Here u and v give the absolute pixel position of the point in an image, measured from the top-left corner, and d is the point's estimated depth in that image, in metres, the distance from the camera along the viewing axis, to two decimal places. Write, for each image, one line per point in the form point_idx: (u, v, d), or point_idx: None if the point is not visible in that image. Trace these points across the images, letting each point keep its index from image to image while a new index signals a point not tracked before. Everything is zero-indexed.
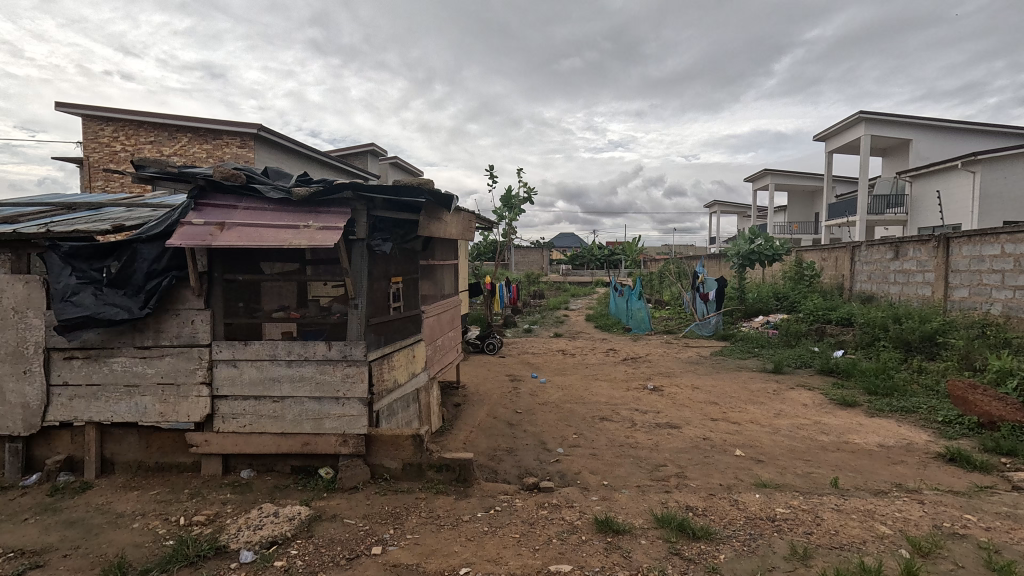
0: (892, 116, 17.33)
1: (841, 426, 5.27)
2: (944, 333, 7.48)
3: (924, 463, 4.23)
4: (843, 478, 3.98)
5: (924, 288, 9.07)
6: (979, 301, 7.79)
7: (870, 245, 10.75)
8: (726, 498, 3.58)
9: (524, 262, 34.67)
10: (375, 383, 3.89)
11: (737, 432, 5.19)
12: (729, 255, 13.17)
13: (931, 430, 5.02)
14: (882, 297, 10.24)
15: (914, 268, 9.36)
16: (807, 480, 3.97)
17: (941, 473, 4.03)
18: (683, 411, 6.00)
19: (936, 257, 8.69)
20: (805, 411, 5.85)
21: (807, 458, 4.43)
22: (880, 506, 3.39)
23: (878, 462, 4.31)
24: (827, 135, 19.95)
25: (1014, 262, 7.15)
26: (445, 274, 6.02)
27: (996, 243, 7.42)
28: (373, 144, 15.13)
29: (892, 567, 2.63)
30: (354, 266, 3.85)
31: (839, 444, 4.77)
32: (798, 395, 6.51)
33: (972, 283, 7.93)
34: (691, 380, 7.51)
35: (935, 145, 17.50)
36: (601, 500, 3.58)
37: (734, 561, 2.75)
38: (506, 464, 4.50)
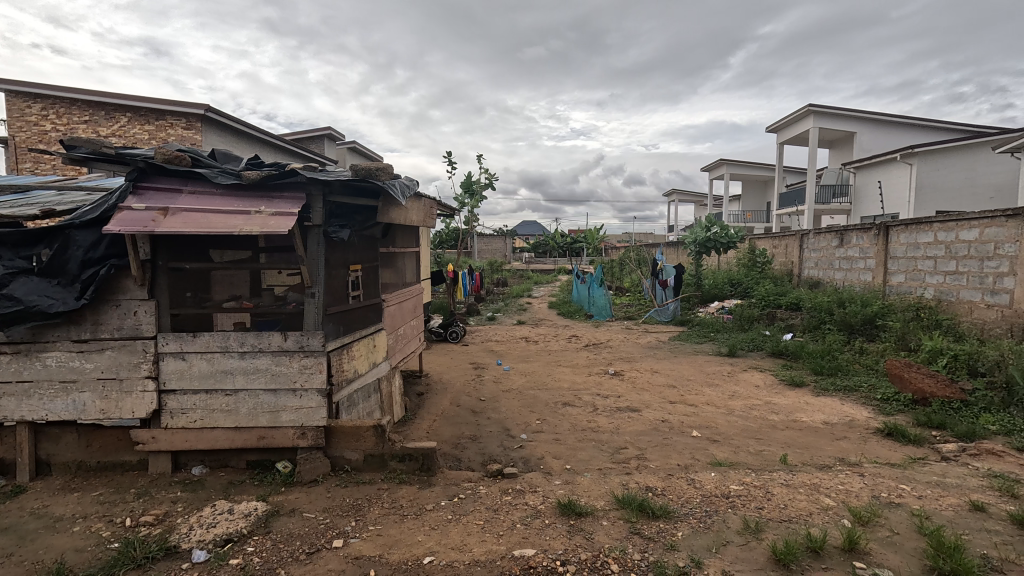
0: (838, 109, 18.17)
1: (789, 405, 5.54)
2: (883, 316, 7.94)
3: (865, 438, 4.49)
4: (792, 455, 4.18)
5: (865, 274, 9.60)
6: (914, 286, 8.32)
7: (817, 234, 11.26)
8: (683, 478, 3.71)
9: (487, 249, 34.48)
10: (333, 374, 3.81)
11: (694, 413, 5.36)
12: (687, 242, 13.49)
13: (870, 407, 5.33)
14: (828, 283, 10.78)
15: (857, 255, 9.89)
16: (759, 457, 4.16)
17: (880, 447, 4.29)
18: (643, 394, 6.16)
19: (877, 244, 9.20)
20: (757, 391, 6.12)
21: (759, 437, 4.63)
22: (825, 480, 3.58)
23: (824, 439, 4.54)
24: (779, 127, 20.73)
25: (945, 249, 7.65)
26: (407, 262, 5.92)
27: (931, 231, 7.92)
28: (330, 127, 14.65)
29: (835, 537, 2.80)
30: (311, 252, 3.72)
31: (788, 422, 5.00)
32: (751, 377, 6.77)
33: (908, 269, 8.45)
34: (650, 365, 7.70)
35: (877, 138, 18.44)
36: (564, 484, 3.63)
37: (691, 537, 2.86)
38: (469, 452, 4.49)
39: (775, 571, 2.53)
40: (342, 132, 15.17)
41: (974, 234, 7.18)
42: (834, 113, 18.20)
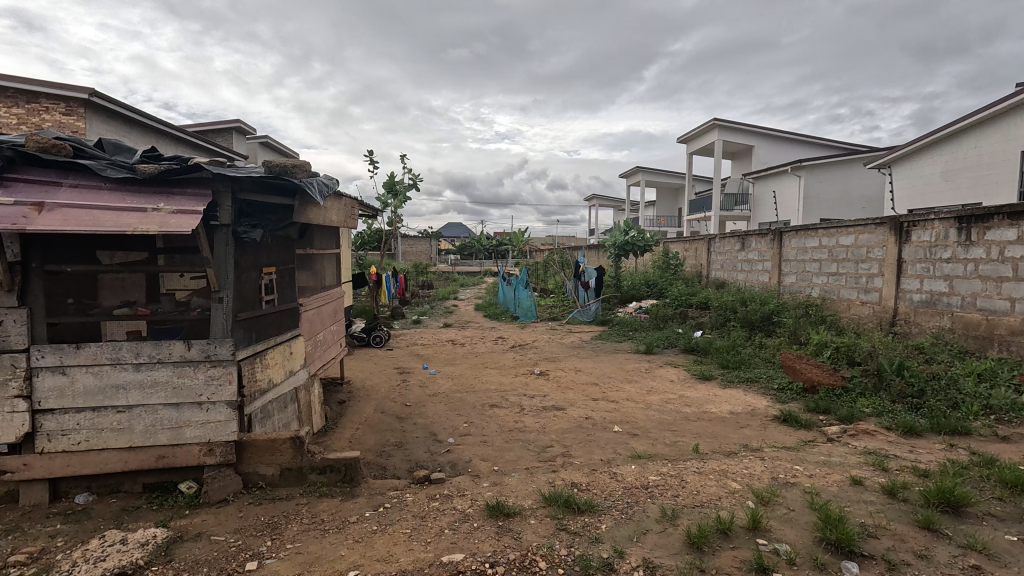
0: (739, 124, 19.83)
1: (700, 397, 5.94)
2: (778, 314, 8.75)
3: (765, 425, 4.92)
4: (703, 444, 4.49)
5: (763, 275, 10.54)
6: (803, 286, 9.25)
7: (723, 238, 12.21)
8: (606, 472, 3.85)
9: (412, 251, 33.83)
10: (245, 385, 3.56)
11: (615, 409, 5.60)
12: (607, 245, 14.06)
13: (769, 396, 5.85)
14: (732, 283, 11.71)
15: (756, 258, 10.83)
16: (674, 448, 4.42)
17: (778, 433, 4.72)
18: (567, 393, 6.33)
19: (772, 248, 10.14)
20: (672, 386, 6.51)
21: (674, 429, 4.93)
22: (732, 465, 3.88)
23: (730, 427, 4.92)
24: (688, 138, 22.24)
25: (828, 252, 8.59)
26: (326, 265, 5.66)
27: (816, 236, 8.86)
28: (240, 120, 13.69)
29: (741, 518, 3.05)
30: (218, 254, 3.45)
31: (699, 414, 5.37)
32: (667, 373, 7.19)
33: (798, 270, 9.39)
34: (574, 364, 7.93)
35: (771, 152, 20.33)
36: (492, 486, 3.64)
37: (613, 528, 2.98)
38: (395, 459, 4.37)
39: (690, 554, 2.71)
40: (254, 126, 14.24)
41: (850, 239, 8.12)
42: (735, 127, 19.84)
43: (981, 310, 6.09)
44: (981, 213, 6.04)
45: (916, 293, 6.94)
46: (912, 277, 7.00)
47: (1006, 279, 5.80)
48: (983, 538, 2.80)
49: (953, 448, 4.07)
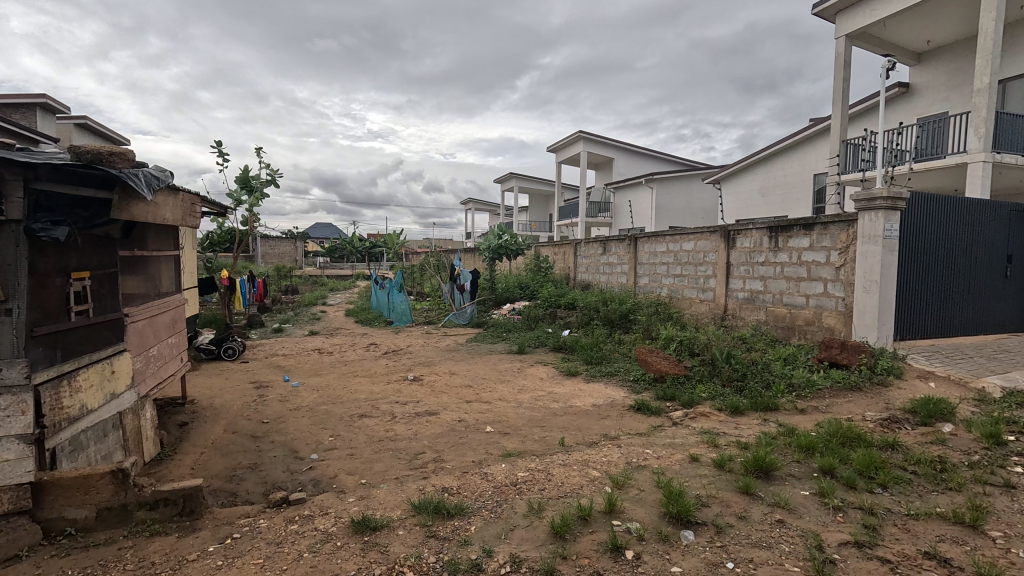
0: (601, 137, 21.52)
1: (566, 393, 6.30)
2: (634, 312, 9.62)
3: (622, 415, 5.37)
4: (568, 437, 4.75)
5: (622, 277, 11.55)
6: (654, 286, 10.32)
7: (587, 243, 13.16)
8: (477, 473, 3.90)
9: (274, 253, 31.08)
10: (46, 414, 2.96)
11: (488, 410, 5.69)
12: (481, 248, 14.26)
13: (626, 388, 6.40)
14: (596, 285, 12.66)
15: (615, 261, 11.84)
16: (542, 443, 4.62)
17: (632, 420, 5.18)
18: (441, 397, 6.29)
19: (629, 252, 11.16)
20: (541, 384, 6.81)
21: (542, 424, 5.15)
22: (593, 455, 4.17)
23: (592, 419, 5.28)
24: (557, 148, 23.55)
25: (673, 257, 9.69)
26: (162, 268, 4.95)
27: (664, 242, 9.94)
28: (47, 96, 11.43)
29: (599, 503, 3.28)
30: (4, 257, 2.82)
31: (565, 408, 5.68)
32: (537, 371, 7.50)
33: (650, 273, 10.45)
34: (448, 367, 7.91)
35: (628, 164, 22.35)
36: (358, 500, 3.47)
37: (483, 528, 3.02)
38: (248, 483, 3.96)
39: (554, 543, 2.85)
40: (66, 105, 11.97)
41: (691, 245, 9.25)
42: (597, 140, 21.47)
43: (786, 305, 7.32)
44: (785, 224, 7.27)
45: (740, 291, 8.13)
46: (737, 277, 8.18)
47: (803, 279, 7.05)
48: (786, 496, 3.36)
49: (766, 421, 4.83)
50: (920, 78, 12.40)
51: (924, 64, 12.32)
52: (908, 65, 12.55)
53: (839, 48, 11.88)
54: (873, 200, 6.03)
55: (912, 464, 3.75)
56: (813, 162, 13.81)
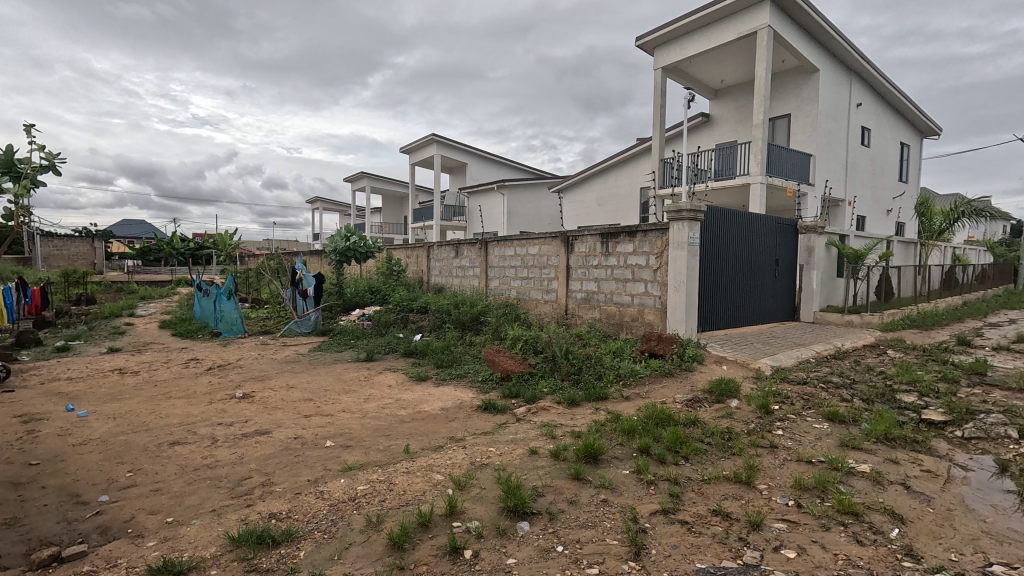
0: (454, 142, 21.74)
1: (414, 399, 6.19)
2: (484, 314, 9.86)
3: (469, 415, 5.46)
4: (413, 443, 4.67)
5: (473, 280, 11.81)
6: (503, 289, 10.73)
7: (439, 246, 13.23)
8: (311, 493, 3.62)
9: (61, 255, 25.48)
10: None
11: (329, 423, 5.33)
12: (327, 250, 13.32)
13: (474, 389, 6.51)
14: (449, 288, 12.78)
15: (467, 264, 12.07)
16: (385, 453, 4.47)
17: (478, 420, 5.29)
18: (275, 413, 5.74)
19: (480, 255, 11.45)
20: (389, 391, 6.60)
21: (387, 433, 4.99)
22: (437, 459, 4.15)
23: (439, 423, 5.27)
24: (410, 149, 23.22)
25: (520, 260, 10.18)
26: None
27: (512, 246, 10.39)
28: None
29: (440, 507, 3.28)
30: None
31: (413, 414, 5.59)
32: (385, 378, 7.26)
33: (500, 275, 10.85)
34: (286, 380, 7.26)
35: (481, 170, 22.93)
36: (161, 543, 2.98)
37: (314, 552, 2.81)
38: (3, 544, 3.15)
39: (391, 556, 2.76)
40: None
41: (536, 249, 9.80)
42: (450, 144, 21.66)
43: (616, 303, 8.15)
44: (614, 231, 8.08)
45: (578, 292, 8.84)
46: (576, 279, 8.88)
47: (629, 280, 7.92)
48: (609, 476, 3.71)
49: (597, 410, 5.31)
50: (717, 110, 14.80)
51: (719, 99, 14.73)
52: (708, 99, 14.89)
53: (657, 78, 13.61)
54: (680, 211, 7.02)
55: (707, 436, 4.43)
56: (638, 177, 15.64)
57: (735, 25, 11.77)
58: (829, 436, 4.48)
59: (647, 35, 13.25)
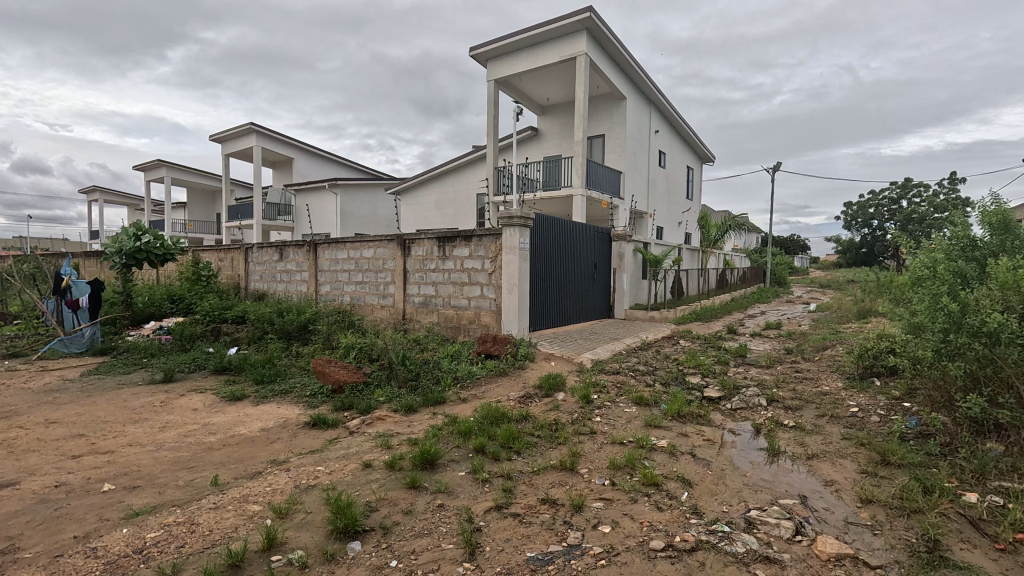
0: (277, 134, 19.81)
1: (227, 422, 5.41)
2: (314, 322, 9.09)
3: (294, 434, 4.96)
4: (224, 473, 4.06)
5: (301, 285, 10.88)
6: (336, 294, 10.09)
7: (260, 248, 11.95)
8: (78, 553, 2.90)
9: None
10: None
11: (107, 463, 4.36)
12: (107, 250, 10.83)
13: (301, 404, 5.95)
14: (272, 295, 11.60)
15: (294, 268, 11.08)
16: (187, 489, 3.81)
17: (305, 439, 4.84)
18: (26, 458, 4.50)
19: (308, 258, 10.60)
20: (194, 415, 5.67)
21: (190, 466, 4.26)
22: (254, 487, 3.68)
23: (258, 446, 4.69)
24: (223, 138, 20.51)
25: (354, 264, 9.69)
26: None
27: (344, 249, 9.83)
28: None
29: (255, 542, 2.90)
30: None
31: (224, 440, 4.88)
32: (189, 401, 6.22)
33: (331, 280, 10.17)
34: (44, 415, 5.75)
35: (309, 166, 21.25)
36: None
37: None
38: None
39: None
40: None
41: (371, 253, 9.40)
42: (273, 136, 19.69)
43: (453, 307, 8.23)
44: (450, 235, 8.16)
45: (416, 296, 8.72)
46: (413, 283, 8.75)
47: (465, 284, 8.06)
48: (446, 480, 3.70)
49: (435, 415, 5.28)
50: (544, 125, 15.98)
51: (546, 114, 15.93)
52: (536, 114, 16.00)
53: (490, 89, 14.16)
54: (512, 218, 7.38)
55: (537, 429, 4.71)
56: (475, 183, 16.09)
57: (558, 49, 12.84)
58: (636, 418, 5.12)
59: (480, 46, 13.70)
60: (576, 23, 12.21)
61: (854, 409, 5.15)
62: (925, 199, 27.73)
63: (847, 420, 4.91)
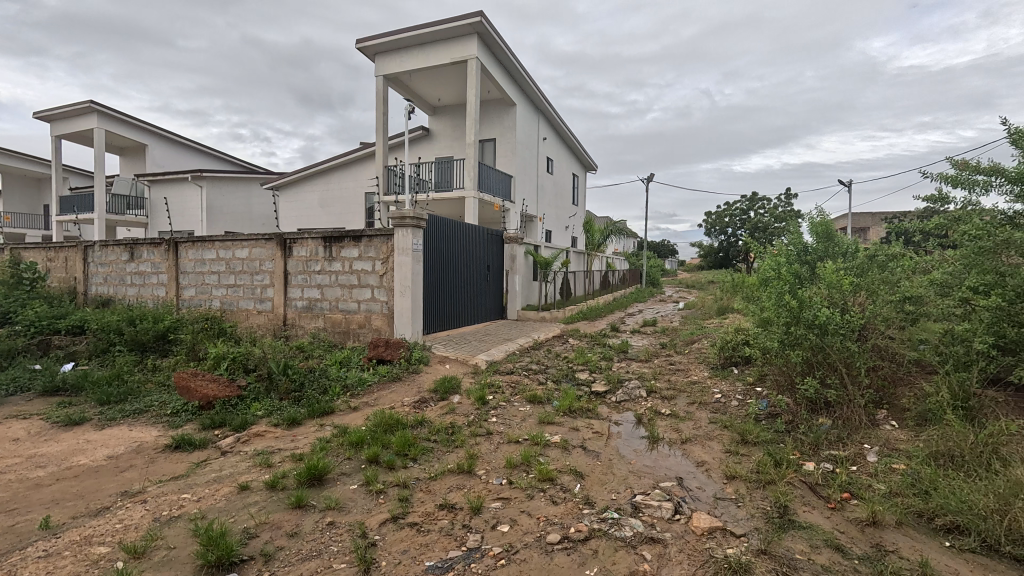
0: (126, 116, 17.27)
1: (61, 452, 4.55)
2: (175, 331, 7.99)
3: (152, 460, 4.33)
4: (58, 513, 3.41)
5: (159, 289, 9.58)
6: (202, 299, 9.05)
7: (104, 246, 10.33)
8: None
9: None
10: None
11: None
12: None
13: (160, 425, 5.22)
14: (120, 300, 10.07)
15: (149, 270, 9.72)
16: (5, 536, 3.13)
17: (166, 464, 4.24)
18: None
19: (167, 259, 9.36)
20: (14, 447, 4.70)
21: (9, 508, 3.51)
22: (99, 526, 3.14)
23: (104, 477, 4.01)
24: (52, 116, 17.38)
25: (225, 265, 8.76)
26: None
27: (213, 249, 8.85)
28: None
29: None
30: None
31: (58, 473, 4.10)
32: (7, 431, 5.13)
33: (197, 283, 9.09)
34: None
35: (168, 155, 18.81)
36: None
37: None
38: None
39: None
40: None
41: (245, 253, 8.56)
42: (120, 118, 17.12)
43: (341, 311, 7.79)
44: (337, 235, 7.71)
45: (299, 300, 8.11)
46: (295, 286, 8.13)
47: (354, 286, 7.67)
48: (336, 496, 3.47)
49: (322, 426, 4.94)
50: (435, 126, 15.81)
51: (437, 115, 15.78)
52: (427, 113, 15.77)
53: (378, 85, 13.66)
54: (404, 218, 7.17)
55: (433, 434, 4.62)
56: (363, 181, 15.42)
57: (449, 50, 12.78)
58: (531, 416, 5.26)
59: (367, 39, 13.16)
60: (467, 26, 12.25)
61: (717, 395, 5.79)
62: (767, 211, 32.14)
63: (712, 405, 5.50)
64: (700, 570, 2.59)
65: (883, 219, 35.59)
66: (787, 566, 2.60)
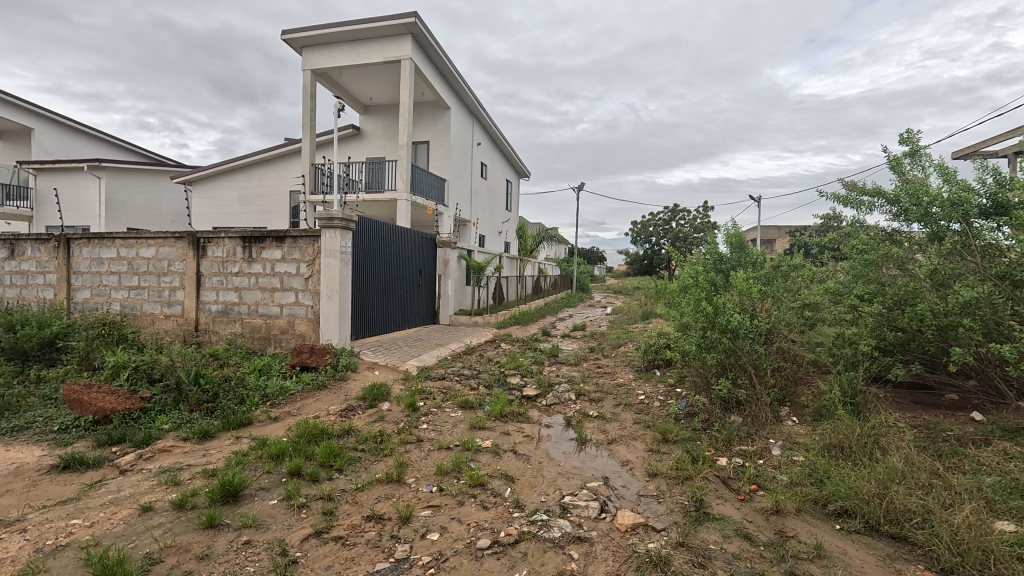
0: (7, 95, 15.34)
1: None
2: (65, 337, 7.19)
3: (35, 483, 3.84)
4: None
5: (45, 290, 8.55)
6: (99, 302, 8.20)
7: None
8: None
9: None
10: None
11: None
12: None
13: (45, 443, 4.65)
14: None
15: (33, 269, 8.66)
16: None
17: (52, 486, 3.79)
18: None
19: (57, 258, 8.39)
20: None
21: None
22: None
23: None
24: None
25: (127, 265, 8.00)
26: None
27: (113, 247, 8.05)
28: None
29: None
30: None
31: None
32: None
33: (93, 284, 8.22)
34: None
35: (59, 140, 16.90)
36: None
37: None
38: None
39: None
40: None
41: (151, 252, 7.86)
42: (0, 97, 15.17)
43: (261, 315, 7.36)
44: (257, 235, 7.28)
45: (213, 303, 7.57)
46: (208, 289, 7.57)
47: (276, 289, 7.27)
48: (253, 513, 3.26)
49: (238, 439, 4.63)
50: (367, 126, 15.39)
51: (368, 115, 15.36)
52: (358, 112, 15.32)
53: (306, 80, 13.08)
54: (332, 219, 6.91)
55: (361, 443, 4.47)
56: (287, 179, 14.68)
57: (382, 49, 12.51)
58: (462, 421, 5.24)
59: (294, 32, 12.58)
60: (401, 25, 12.05)
61: (641, 396, 6.08)
62: (687, 222, 34.17)
63: (637, 406, 5.76)
64: (624, 566, 2.70)
65: (787, 232, 39.04)
66: (701, 556, 2.77)
